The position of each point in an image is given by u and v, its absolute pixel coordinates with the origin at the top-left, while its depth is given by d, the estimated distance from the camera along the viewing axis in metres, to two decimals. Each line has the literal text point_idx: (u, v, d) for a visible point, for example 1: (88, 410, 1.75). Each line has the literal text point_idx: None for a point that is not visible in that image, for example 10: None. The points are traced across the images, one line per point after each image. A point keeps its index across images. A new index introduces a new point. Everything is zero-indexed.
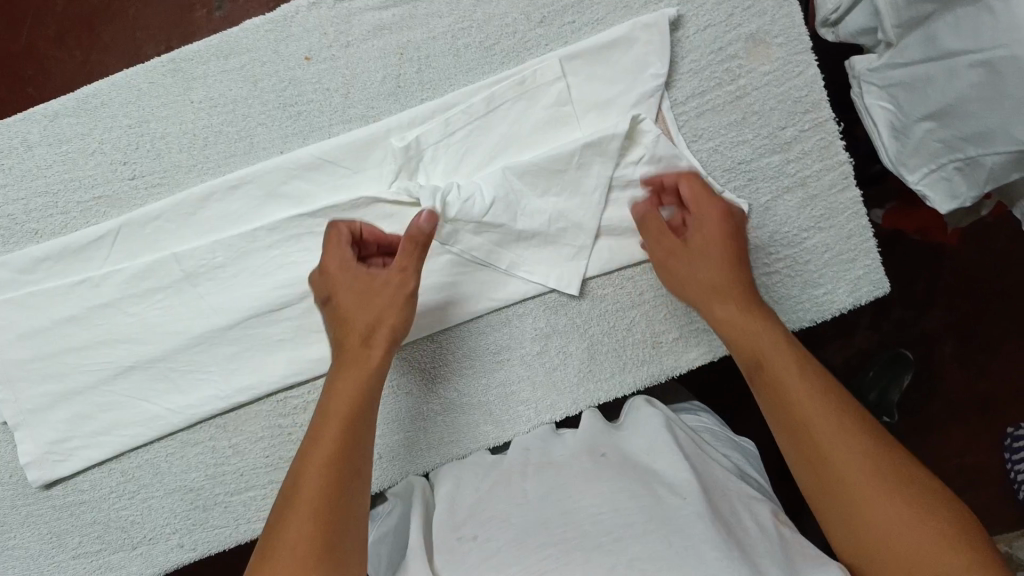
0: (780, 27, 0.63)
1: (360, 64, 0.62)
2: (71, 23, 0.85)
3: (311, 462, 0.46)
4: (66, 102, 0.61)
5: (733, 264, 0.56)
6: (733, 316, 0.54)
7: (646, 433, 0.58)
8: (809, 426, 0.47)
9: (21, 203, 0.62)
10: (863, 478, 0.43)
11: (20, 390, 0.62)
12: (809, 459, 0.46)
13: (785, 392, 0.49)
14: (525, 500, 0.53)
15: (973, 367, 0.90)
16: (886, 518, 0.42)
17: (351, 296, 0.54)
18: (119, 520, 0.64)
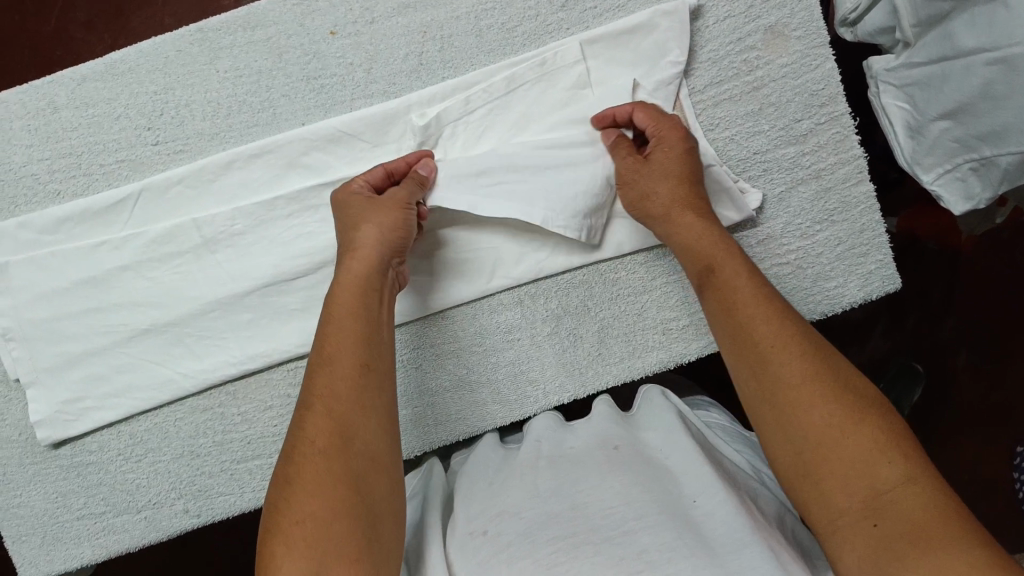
0: (799, 20, 0.63)
1: (384, 40, 0.63)
2: (101, 7, 0.85)
3: (324, 387, 0.50)
4: (95, 67, 0.63)
5: (690, 186, 0.57)
6: (698, 239, 0.55)
7: (662, 433, 0.57)
8: (772, 356, 0.47)
9: (45, 164, 0.63)
10: (820, 409, 0.44)
11: (35, 349, 0.63)
12: (765, 392, 0.46)
13: (749, 320, 0.49)
14: (539, 495, 0.51)
15: (983, 381, 0.90)
16: (840, 454, 0.42)
17: (362, 207, 0.57)
18: (125, 482, 0.65)
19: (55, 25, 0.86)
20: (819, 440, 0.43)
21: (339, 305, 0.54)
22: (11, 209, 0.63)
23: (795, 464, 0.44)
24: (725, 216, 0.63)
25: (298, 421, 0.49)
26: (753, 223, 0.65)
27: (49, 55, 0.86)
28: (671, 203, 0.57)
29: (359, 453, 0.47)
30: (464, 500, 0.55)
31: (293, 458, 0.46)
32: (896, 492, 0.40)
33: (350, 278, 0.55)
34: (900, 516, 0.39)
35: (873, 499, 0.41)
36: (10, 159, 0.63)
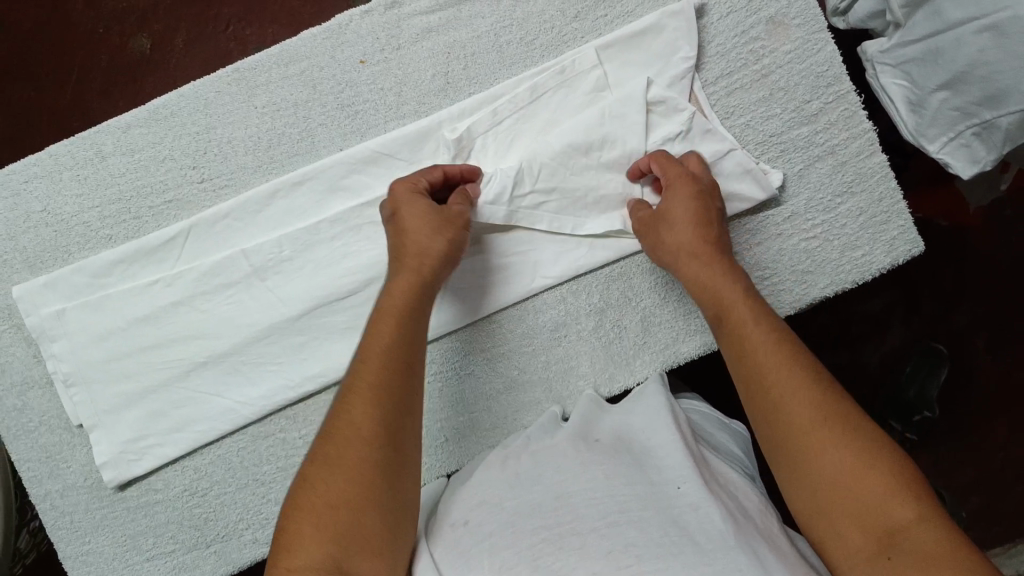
0: (797, 9, 0.67)
1: (411, 64, 0.66)
2: (117, 75, 0.86)
3: (355, 396, 0.50)
4: (138, 115, 0.65)
5: (710, 212, 0.60)
6: (711, 281, 0.57)
7: (641, 412, 0.58)
8: (783, 402, 0.48)
9: (96, 211, 0.65)
10: (834, 448, 0.45)
11: (96, 392, 0.64)
12: (781, 436, 0.48)
13: (763, 366, 0.50)
14: (513, 481, 0.52)
15: (1006, 360, 0.93)
16: (855, 497, 0.44)
17: (418, 211, 0.58)
18: (192, 517, 0.65)
19: (72, 97, 0.87)
20: (832, 483, 0.45)
21: (379, 325, 0.54)
22: (65, 258, 0.65)
23: (808, 499, 0.46)
24: (750, 195, 0.66)
25: (336, 408, 0.50)
26: (778, 202, 0.68)
27: (69, 128, 0.87)
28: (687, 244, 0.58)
29: (400, 445, 0.49)
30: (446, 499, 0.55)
31: (334, 440, 0.49)
32: (911, 531, 0.42)
33: (392, 299, 0.56)
34: (911, 554, 0.41)
35: (887, 539, 0.42)
36: (63, 209, 0.65)
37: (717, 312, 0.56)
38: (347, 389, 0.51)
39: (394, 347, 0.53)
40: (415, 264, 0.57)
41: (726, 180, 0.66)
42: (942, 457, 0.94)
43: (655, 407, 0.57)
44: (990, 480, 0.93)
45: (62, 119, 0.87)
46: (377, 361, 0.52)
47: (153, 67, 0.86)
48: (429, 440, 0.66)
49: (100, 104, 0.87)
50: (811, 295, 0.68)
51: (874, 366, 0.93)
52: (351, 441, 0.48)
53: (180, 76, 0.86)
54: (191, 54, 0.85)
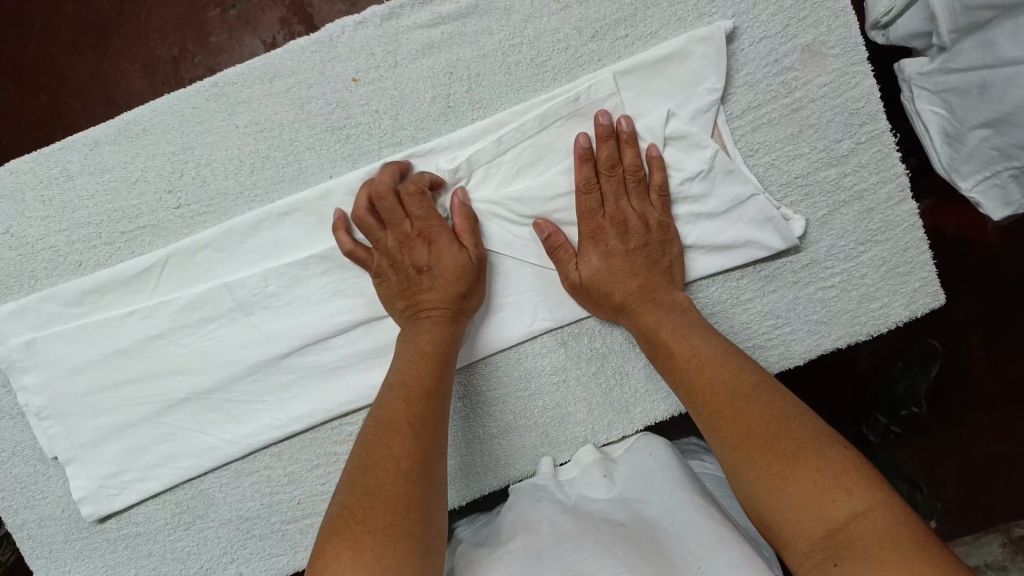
0: (836, 37, 0.61)
1: (409, 85, 0.60)
2: (81, 28, 0.77)
3: (392, 431, 0.49)
4: (107, 130, 0.60)
5: (638, 250, 0.60)
6: (659, 314, 0.58)
7: (655, 484, 0.56)
8: (732, 428, 0.50)
9: (64, 235, 0.60)
10: (780, 473, 0.46)
11: (72, 425, 0.61)
12: (734, 458, 0.49)
13: (708, 396, 0.53)
14: (534, 554, 0.51)
15: (999, 356, 0.86)
16: (805, 495, 0.44)
17: (451, 272, 0.57)
18: (175, 551, 0.64)
19: (37, 49, 0.77)
20: (782, 488, 0.45)
21: (411, 364, 0.54)
22: (32, 284, 0.61)
23: (773, 522, 0.46)
24: (767, 244, 0.62)
25: (365, 447, 0.49)
26: (797, 249, 0.64)
27: (32, 82, 0.77)
28: (625, 296, 0.59)
29: (432, 479, 0.48)
30: (464, 569, 0.53)
31: (373, 471, 0.47)
32: (857, 526, 0.42)
33: (423, 342, 0.56)
34: (859, 551, 0.41)
35: (834, 537, 0.42)
36: (27, 232, 0.60)
37: (661, 345, 0.57)
38: (375, 429, 0.50)
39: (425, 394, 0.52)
40: (445, 312, 0.57)
41: (745, 228, 0.61)
42: (922, 451, 0.87)
43: (666, 480, 0.55)
44: (971, 475, 0.87)
45: (24, 75, 0.77)
46: (405, 403, 0.51)
47: (123, 18, 0.76)
48: None
49: (67, 59, 0.77)
50: (822, 346, 0.65)
51: (864, 363, 0.86)
52: (391, 474, 0.46)
53: (152, 28, 0.76)
54: (165, 6, 0.75)
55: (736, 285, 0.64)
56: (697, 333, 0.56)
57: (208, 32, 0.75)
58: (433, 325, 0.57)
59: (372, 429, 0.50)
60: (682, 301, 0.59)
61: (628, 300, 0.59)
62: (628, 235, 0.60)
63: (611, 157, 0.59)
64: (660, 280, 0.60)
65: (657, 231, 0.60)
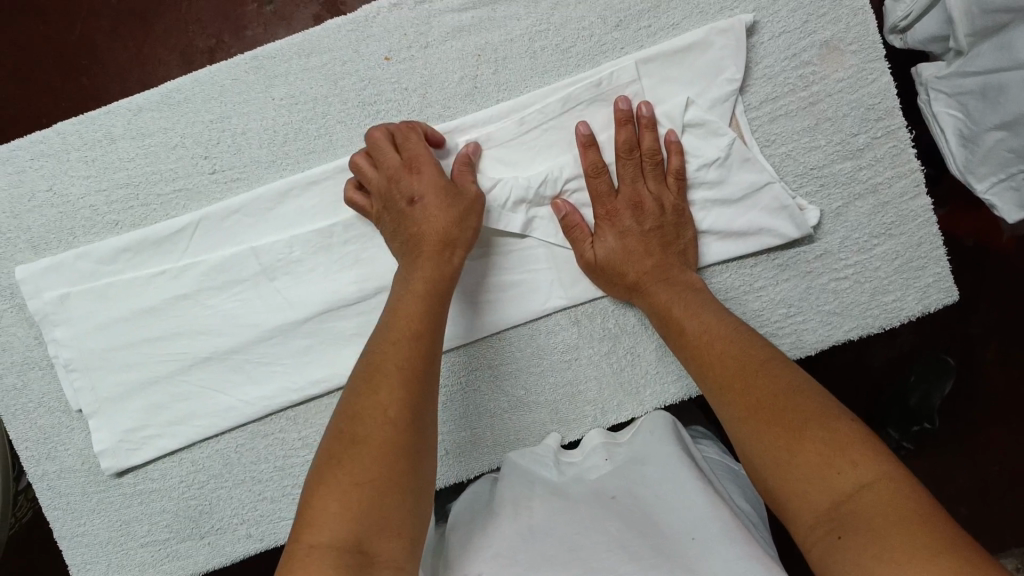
0: (854, 34, 0.63)
1: (438, 65, 0.63)
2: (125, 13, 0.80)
3: (375, 393, 0.47)
4: (151, 98, 0.63)
5: (652, 230, 0.61)
6: (671, 294, 0.59)
7: (654, 460, 0.56)
8: (741, 399, 0.50)
9: (103, 195, 0.64)
10: (785, 441, 0.46)
11: (97, 379, 0.63)
12: (742, 428, 0.49)
13: (718, 372, 0.53)
14: (527, 534, 0.52)
15: (1014, 371, 0.85)
16: (811, 467, 0.44)
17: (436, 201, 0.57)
18: (188, 509, 0.65)
19: (78, 35, 0.81)
20: (789, 458, 0.45)
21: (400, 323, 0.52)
22: (69, 240, 0.64)
23: (777, 492, 0.46)
24: (782, 232, 0.63)
25: (346, 413, 0.47)
26: (811, 239, 0.65)
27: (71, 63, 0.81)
28: (640, 275, 0.60)
29: (420, 434, 0.47)
30: (461, 537, 0.55)
31: (344, 440, 0.45)
32: (861, 495, 0.41)
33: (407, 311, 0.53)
34: (863, 518, 0.40)
35: (839, 509, 0.42)
36: (68, 190, 0.64)
37: (676, 322, 0.58)
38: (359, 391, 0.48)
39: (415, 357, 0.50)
40: (438, 251, 0.56)
41: (760, 215, 0.63)
42: (934, 465, 0.86)
43: (665, 453, 0.56)
44: (987, 492, 0.85)
45: (65, 56, 0.81)
46: (397, 365, 0.49)
47: (162, 7, 0.80)
48: None
49: (104, 42, 0.80)
50: (835, 337, 0.65)
51: (878, 370, 0.85)
52: (376, 424, 0.46)
53: (191, 19, 0.80)
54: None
55: (750, 273, 0.65)
56: (710, 314, 0.57)
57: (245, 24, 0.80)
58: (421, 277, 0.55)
59: (359, 375, 0.49)
60: (690, 281, 0.60)
61: (643, 278, 0.60)
62: (643, 216, 0.61)
63: (630, 140, 0.61)
64: (674, 262, 0.61)
65: (672, 214, 0.61)
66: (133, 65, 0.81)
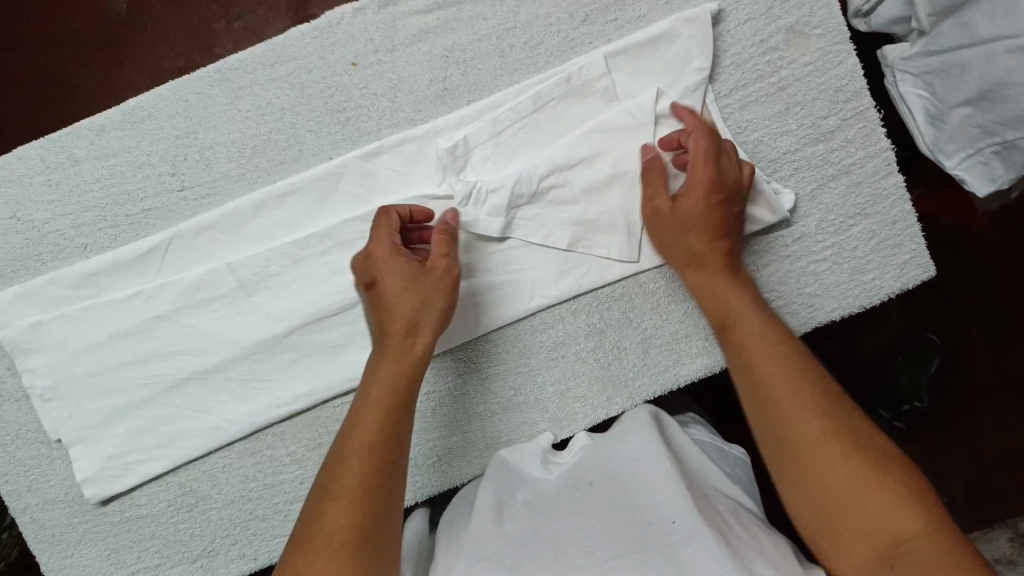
0: (819, 18, 0.63)
1: (406, 68, 0.62)
2: (92, 38, 0.80)
3: (342, 474, 0.46)
4: (114, 116, 0.62)
5: (717, 226, 0.57)
6: (714, 287, 0.56)
7: (634, 444, 0.55)
8: (786, 415, 0.47)
9: (69, 219, 0.62)
10: (831, 462, 0.44)
11: (77, 406, 0.62)
12: (784, 449, 0.46)
13: (767, 378, 0.49)
14: (513, 538, 0.51)
15: (1000, 349, 0.86)
16: (860, 512, 0.43)
17: (400, 282, 0.54)
18: (178, 533, 0.64)
19: (43, 59, 0.80)
20: (840, 494, 0.44)
21: (370, 393, 0.51)
22: (38, 267, 0.62)
23: (817, 521, 0.45)
24: (760, 217, 0.63)
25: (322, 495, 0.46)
26: (788, 223, 0.65)
27: (39, 93, 0.80)
28: (699, 253, 0.57)
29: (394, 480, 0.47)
30: (448, 537, 0.55)
31: (315, 529, 0.44)
32: (918, 546, 0.41)
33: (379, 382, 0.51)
34: (920, 570, 0.40)
35: (892, 548, 0.42)
36: (33, 216, 0.62)
37: (721, 322, 0.54)
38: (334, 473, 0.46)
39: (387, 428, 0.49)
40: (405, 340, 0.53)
41: None
42: (927, 448, 0.86)
43: (647, 439, 0.55)
44: (975, 469, 0.86)
45: (33, 81, 0.80)
46: (374, 416, 0.49)
47: (130, 30, 0.79)
48: (422, 459, 0.64)
49: (73, 71, 0.80)
50: (817, 319, 0.66)
51: (867, 356, 0.86)
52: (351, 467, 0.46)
53: (159, 41, 0.79)
54: (171, 20, 0.79)
55: None
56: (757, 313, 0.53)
57: (214, 43, 0.79)
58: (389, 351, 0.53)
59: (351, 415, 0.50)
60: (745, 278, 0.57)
61: (699, 255, 0.57)
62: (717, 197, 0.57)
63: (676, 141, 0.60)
64: (734, 245, 0.58)
65: (738, 197, 0.58)
66: (102, 91, 0.80)
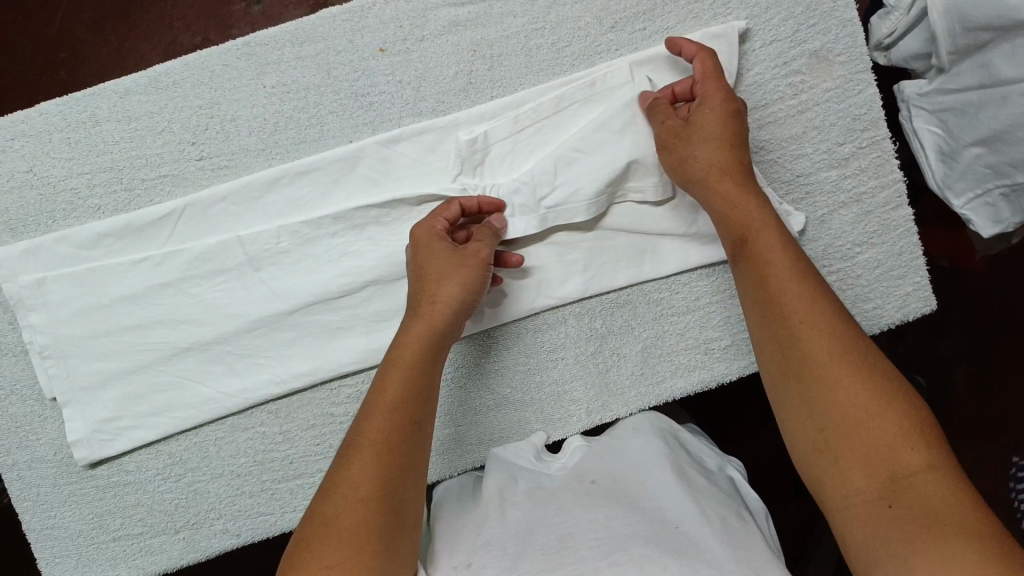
0: (843, 45, 0.64)
1: (433, 59, 0.63)
2: (110, 8, 0.80)
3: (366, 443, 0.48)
4: (139, 81, 0.62)
5: (736, 148, 0.56)
6: (731, 197, 0.54)
7: (637, 452, 0.57)
8: (807, 335, 0.47)
9: (84, 178, 0.62)
10: (845, 382, 0.45)
11: (73, 366, 0.62)
12: (798, 368, 0.47)
13: (788, 297, 0.49)
14: (515, 528, 0.52)
15: (983, 393, 0.87)
16: (864, 436, 0.44)
17: (443, 258, 0.55)
18: (163, 502, 0.64)
19: (59, 29, 0.81)
20: (846, 417, 0.45)
21: (393, 368, 0.52)
22: (48, 224, 0.63)
23: (817, 446, 0.45)
24: None
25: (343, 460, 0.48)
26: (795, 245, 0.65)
27: (52, 58, 0.81)
28: (715, 163, 0.55)
29: (413, 453, 0.49)
30: (449, 525, 0.56)
31: (333, 498, 0.46)
32: (919, 481, 0.42)
33: (402, 352, 0.53)
34: (920, 504, 0.41)
35: (895, 481, 0.42)
36: (49, 173, 0.62)
37: (740, 239, 0.54)
38: (355, 441, 0.49)
39: (408, 396, 0.51)
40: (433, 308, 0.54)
41: None
42: None
43: (650, 449, 0.57)
44: None
45: (49, 49, 0.81)
46: (396, 391, 0.51)
47: (149, 3, 0.80)
48: None
49: (88, 39, 0.81)
50: None
51: None
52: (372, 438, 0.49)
53: (176, 17, 0.80)
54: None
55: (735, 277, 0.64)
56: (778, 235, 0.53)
57: (232, 24, 0.80)
58: (412, 321, 0.54)
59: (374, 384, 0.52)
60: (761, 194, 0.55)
61: (717, 163, 0.55)
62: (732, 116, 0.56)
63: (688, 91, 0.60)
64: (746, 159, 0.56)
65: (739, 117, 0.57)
66: (115, 61, 0.81)
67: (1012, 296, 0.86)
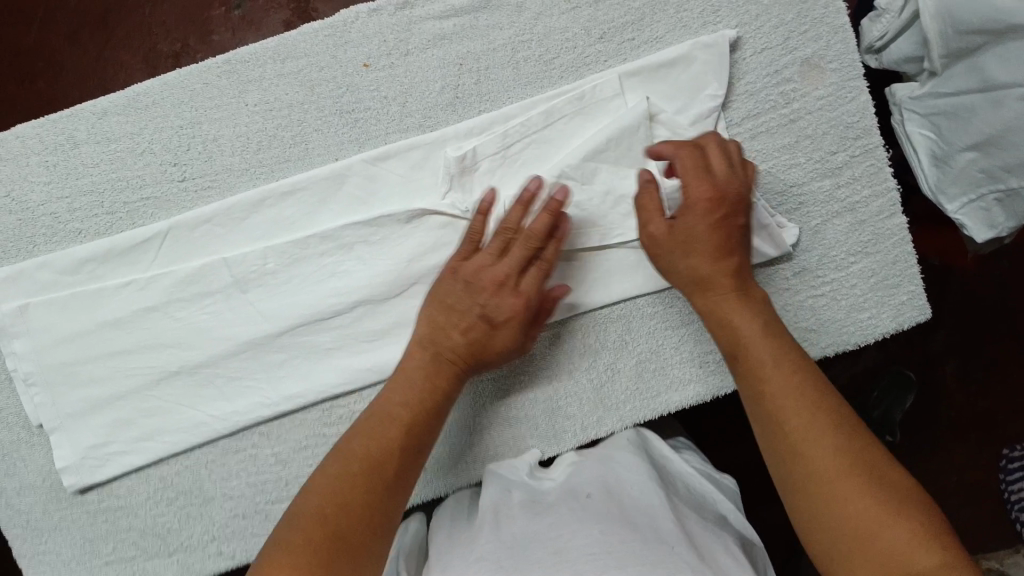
0: (834, 52, 0.63)
1: (419, 74, 0.62)
2: (88, 16, 0.79)
3: (349, 488, 0.47)
4: (118, 101, 0.61)
5: (728, 252, 0.54)
6: (722, 305, 0.53)
7: (630, 480, 0.57)
8: (803, 444, 0.45)
9: (65, 202, 0.61)
10: (852, 488, 0.42)
11: (58, 393, 0.61)
12: (801, 483, 0.44)
13: (783, 406, 0.47)
14: (512, 543, 0.52)
15: (974, 391, 0.87)
16: (877, 542, 0.41)
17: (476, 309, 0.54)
18: (155, 527, 0.63)
19: (34, 38, 0.79)
20: (854, 526, 0.42)
21: (386, 423, 0.51)
22: (30, 249, 0.62)
23: (836, 558, 0.42)
24: (762, 251, 0.62)
25: (339, 475, 0.48)
26: (790, 257, 0.65)
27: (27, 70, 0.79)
28: (705, 271, 0.54)
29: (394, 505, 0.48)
30: (440, 549, 0.55)
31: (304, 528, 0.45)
32: None
33: (393, 417, 0.52)
34: None
35: None
36: (28, 197, 0.61)
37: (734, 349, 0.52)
38: (353, 465, 0.48)
39: (413, 443, 0.51)
40: (439, 354, 0.55)
41: None
42: None
43: (643, 473, 0.57)
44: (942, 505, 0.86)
45: (24, 59, 0.79)
46: (394, 445, 0.50)
47: (126, 9, 0.78)
48: None
49: (64, 47, 0.79)
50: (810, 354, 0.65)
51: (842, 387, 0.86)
52: (363, 486, 0.47)
53: (155, 24, 0.78)
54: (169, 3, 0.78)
55: None
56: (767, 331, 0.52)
57: (211, 30, 0.78)
58: (419, 366, 0.54)
59: (363, 427, 0.51)
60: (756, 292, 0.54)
61: (708, 272, 0.54)
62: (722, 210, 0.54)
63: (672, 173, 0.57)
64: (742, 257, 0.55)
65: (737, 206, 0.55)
66: (93, 70, 0.79)
67: (1003, 295, 0.86)
